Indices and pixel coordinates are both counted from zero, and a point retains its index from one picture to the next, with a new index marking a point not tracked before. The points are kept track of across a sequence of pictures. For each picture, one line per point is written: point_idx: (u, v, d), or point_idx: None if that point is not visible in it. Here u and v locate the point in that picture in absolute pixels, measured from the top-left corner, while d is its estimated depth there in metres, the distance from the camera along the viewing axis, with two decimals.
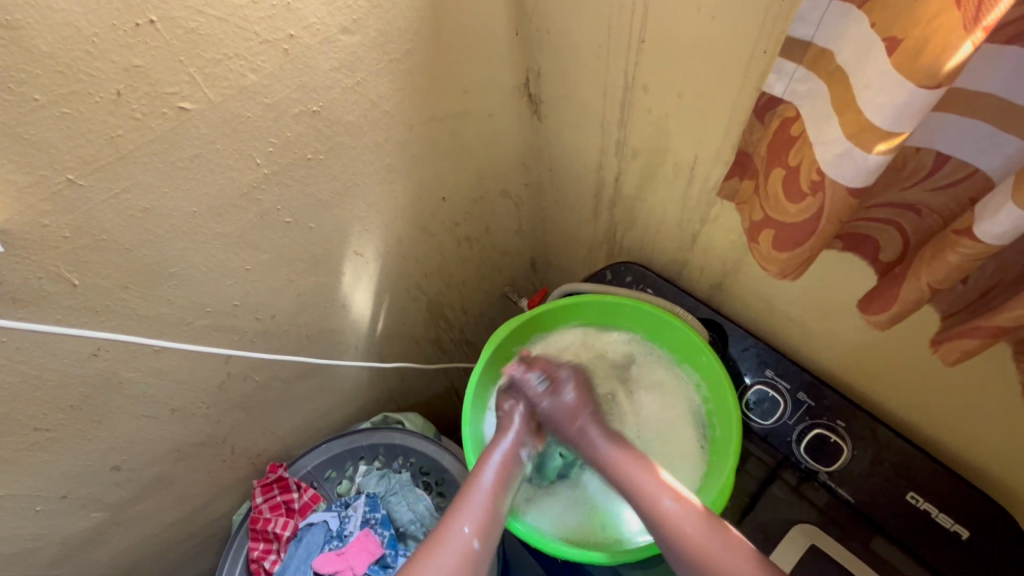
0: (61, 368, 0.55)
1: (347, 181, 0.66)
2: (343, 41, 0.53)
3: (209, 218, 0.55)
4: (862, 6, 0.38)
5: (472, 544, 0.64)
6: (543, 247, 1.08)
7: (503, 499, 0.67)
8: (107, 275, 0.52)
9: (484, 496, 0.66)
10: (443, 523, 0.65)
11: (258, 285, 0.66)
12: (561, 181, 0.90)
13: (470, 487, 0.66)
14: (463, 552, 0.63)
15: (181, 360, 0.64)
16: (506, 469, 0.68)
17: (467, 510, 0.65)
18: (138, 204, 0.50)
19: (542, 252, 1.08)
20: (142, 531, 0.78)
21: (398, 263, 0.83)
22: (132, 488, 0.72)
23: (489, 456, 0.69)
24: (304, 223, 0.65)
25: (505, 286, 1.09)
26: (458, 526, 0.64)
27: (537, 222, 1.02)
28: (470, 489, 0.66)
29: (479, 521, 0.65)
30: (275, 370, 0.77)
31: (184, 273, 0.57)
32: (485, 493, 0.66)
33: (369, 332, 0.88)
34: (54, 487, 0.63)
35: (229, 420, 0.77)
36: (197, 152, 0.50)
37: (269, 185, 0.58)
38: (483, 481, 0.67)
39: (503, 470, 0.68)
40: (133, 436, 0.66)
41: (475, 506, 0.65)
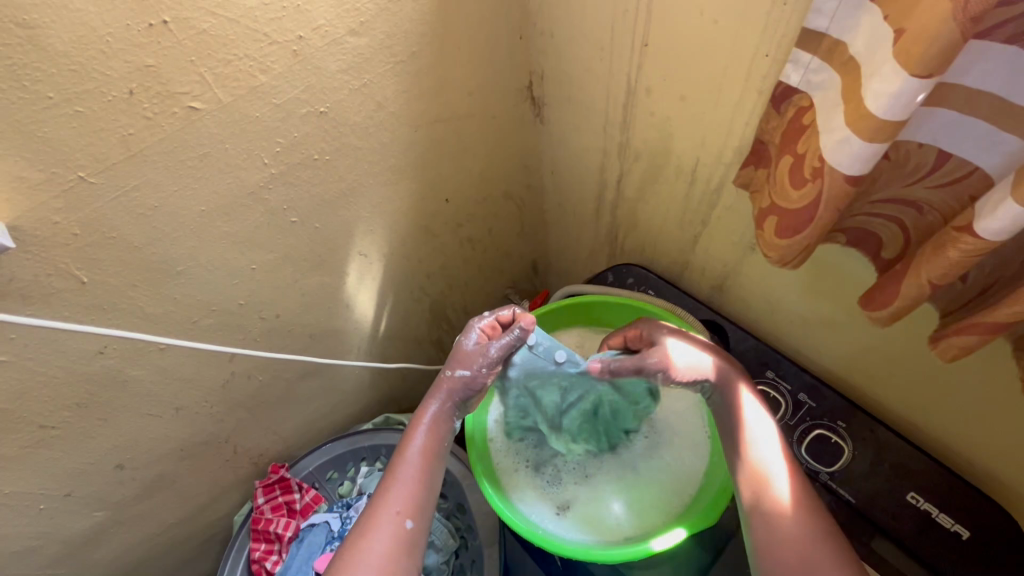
0: (68, 365, 0.55)
1: (353, 182, 0.66)
2: (351, 42, 0.54)
3: (217, 218, 0.56)
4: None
5: (405, 522, 0.58)
6: (545, 249, 1.08)
7: (431, 468, 0.62)
8: (116, 272, 0.52)
9: (414, 464, 0.61)
10: (372, 503, 0.60)
11: (263, 285, 0.66)
12: (563, 182, 0.90)
13: (397, 462, 0.61)
14: (397, 530, 0.57)
15: (186, 359, 0.64)
16: (437, 431, 0.64)
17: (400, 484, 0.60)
18: (147, 203, 0.50)
19: (544, 254, 1.09)
20: (144, 530, 0.78)
21: (402, 264, 0.84)
22: (135, 487, 0.72)
23: (417, 421, 0.64)
24: (309, 223, 0.65)
25: (507, 287, 1.10)
26: (388, 505, 0.59)
27: (540, 224, 1.02)
28: (400, 458, 0.62)
29: (412, 495, 0.60)
30: (279, 370, 0.77)
31: (191, 271, 0.58)
32: (418, 459, 0.62)
33: (371, 332, 0.88)
34: (58, 485, 0.63)
35: (233, 419, 0.77)
36: (206, 152, 0.51)
37: (275, 185, 0.59)
38: (413, 447, 0.63)
39: (434, 434, 0.63)
40: (137, 435, 0.67)
41: (407, 476, 0.61)
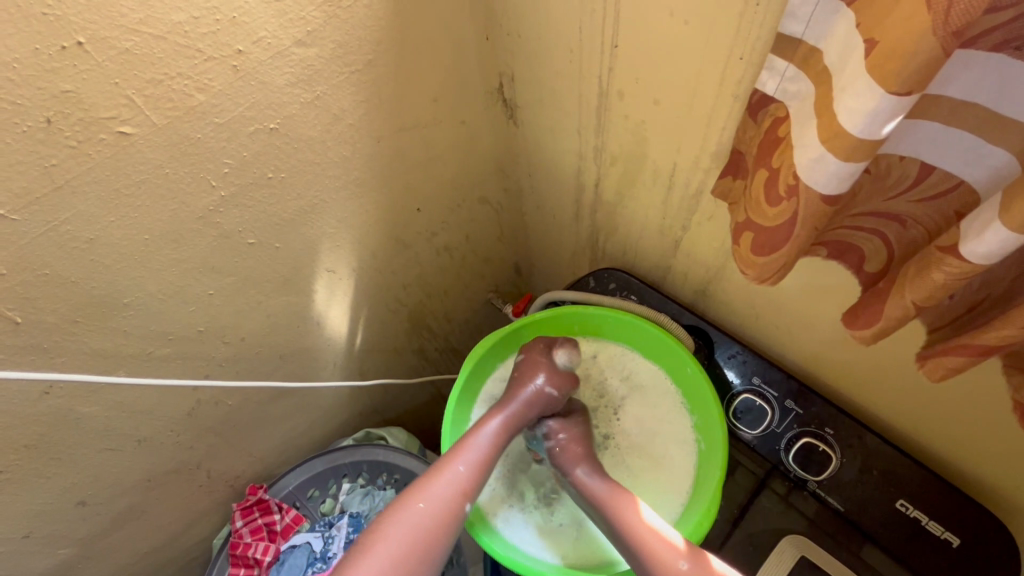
0: (12, 409, 0.52)
1: (314, 198, 0.63)
2: (299, 54, 0.50)
3: (164, 245, 0.53)
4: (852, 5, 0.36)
5: (463, 504, 0.62)
6: (526, 251, 1.05)
7: (496, 457, 0.66)
8: (55, 308, 0.49)
9: (480, 448, 0.65)
10: (432, 472, 0.63)
11: (224, 309, 0.63)
12: (541, 185, 0.87)
13: (467, 442, 0.65)
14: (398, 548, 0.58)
15: (144, 392, 0.61)
16: (506, 426, 0.67)
17: (463, 459, 0.64)
18: (81, 235, 0.47)
19: (526, 256, 1.06)
20: (116, 561, 0.75)
21: (375, 276, 0.81)
22: (100, 521, 0.69)
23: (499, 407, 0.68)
24: (268, 243, 0.62)
25: (490, 292, 1.07)
26: (450, 474, 0.63)
27: (520, 227, 1.00)
28: (469, 440, 0.66)
29: (474, 471, 0.64)
30: (250, 393, 0.74)
31: (141, 302, 0.55)
32: (482, 449, 0.65)
33: (347, 347, 0.85)
34: (15, 527, 0.60)
35: (203, 445, 0.74)
36: (143, 178, 0.47)
37: (227, 208, 0.55)
38: (483, 432, 0.66)
39: (504, 429, 0.67)
40: (96, 471, 0.64)
41: (468, 458, 0.64)
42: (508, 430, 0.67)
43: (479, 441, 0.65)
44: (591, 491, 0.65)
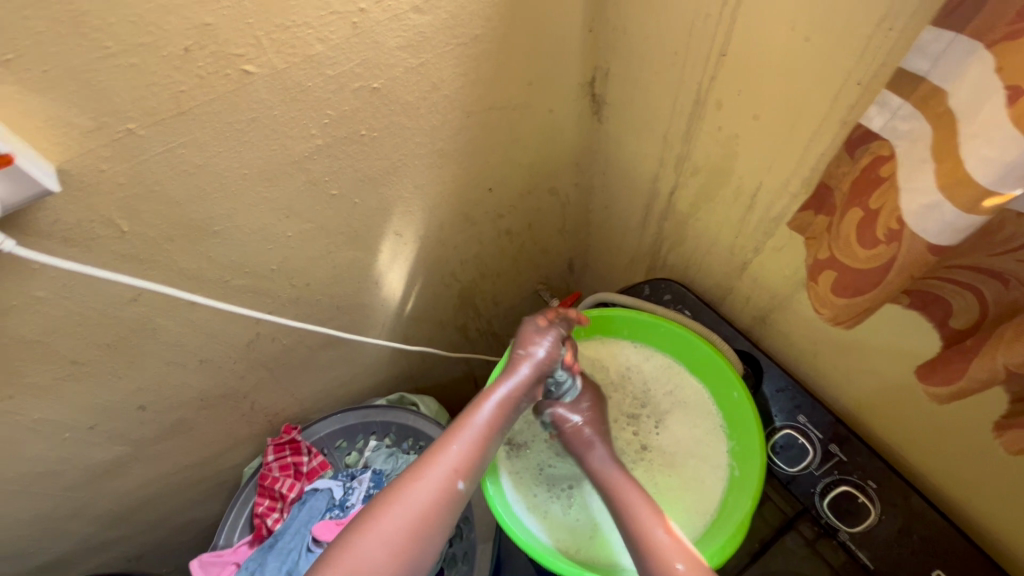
0: (103, 309, 0.56)
1: (398, 161, 0.65)
2: (413, 19, 0.52)
3: (259, 182, 0.56)
4: (993, 46, 0.33)
5: (456, 483, 0.62)
6: (583, 249, 1.05)
7: (494, 439, 0.65)
8: (157, 223, 0.53)
9: (477, 431, 0.64)
10: (425, 457, 0.63)
11: (297, 253, 0.66)
12: (613, 185, 0.87)
13: (461, 424, 0.65)
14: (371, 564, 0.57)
15: (215, 316, 0.65)
16: (506, 406, 0.66)
17: (458, 444, 0.63)
18: (192, 160, 0.50)
19: (581, 254, 1.07)
20: (159, 469, 0.81)
21: (437, 246, 0.83)
22: (154, 429, 0.74)
23: (489, 391, 0.67)
24: (349, 197, 0.64)
25: (540, 283, 1.08)
26: (442, 457, 0.62)
27: (582, 224, 1.00)
28: (465, 424, 0.65)
29: (467, 455, 0.63)
30: (303, 336, 0.78)
31: (228, 233, 0.58)
32: (480, 430, 0.64)
33: (397, 310, 0.88)
34: (83, 417, 0.66)
35: (253, 377, 0.78)
36: (254, 116, 0.50)
37: (320, 157, 0.58)
38: (479, 416, 0.65)
39: (502, 409, 0.66)
40: (159, 381, 0.68)
41: (465, 441, 0.64)
42: (508, 412, 0.66)
43: (476, 423, 0.64)
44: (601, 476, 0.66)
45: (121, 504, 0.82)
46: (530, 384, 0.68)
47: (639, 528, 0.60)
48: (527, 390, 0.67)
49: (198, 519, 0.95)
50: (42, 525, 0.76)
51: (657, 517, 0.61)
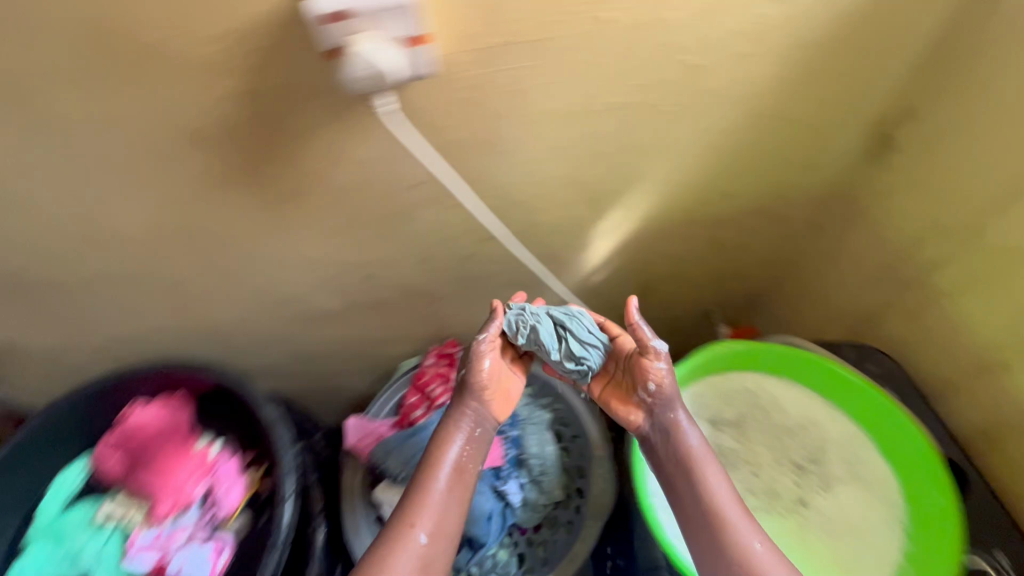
0: (390, 186, 0.65)
1: (669, 139, 0.67)
2: (767, 10, 0.53)
3: (554, 119, 0.61)
4: None
5: (418, 538, 0.59)
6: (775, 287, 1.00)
7: (466, 479, 0.64)
8: (467, 130, 0.59)
9: (448, 470, 0.63)
10: (388, 527, 0.60)
11: (542, 192, 0.71)
12: (852, 232, 0.81)
13: (421, 488, 0.62)
14: None
15: (456, 222, 0.73)
16: (472, 449, 0.66)
17: (431, 491, 0.62)
18: (522, 83, 0.56)
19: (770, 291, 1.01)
20: (348, 332, 0.93)
21: (650, 230, 0.84)
22: (364, 297, 0.86)
23: (450, 436, 0.66)
24: (611, 157, 0.68)
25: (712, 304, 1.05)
26: (409, 520, 0.60)
27: (788, 261, 0.95)
28: (428, 477, 0.63)
29: (434, 512, 0.61)
30: (504, 267, 0.84)
31: (506, 156, 0.64)
32: (447, 474, 0.63)
33: (584, 278, 0.91)
34: (327, 267, 0.77)
35: (451, 286, 0.87)
36: (589, 60, 0.55)
37: (612, 113, 0.61)
38: (448, 455, 0.64)
39: (473, 447, 0.66)
40: (391, 259, 0.79)
41: (434, 498, 0.61)
42: (477, 454, 0.66)
43: (445, 465, 0.63)
44: (683, 442, 0.63)
45: (306, 351, 0.96)
46: (478, 412, 0.68)
47: (722, 515, 0.59)
48: (484, 424, 0.67)
49: (345, 392, 1.08)
50: (252, 343, 0.90)
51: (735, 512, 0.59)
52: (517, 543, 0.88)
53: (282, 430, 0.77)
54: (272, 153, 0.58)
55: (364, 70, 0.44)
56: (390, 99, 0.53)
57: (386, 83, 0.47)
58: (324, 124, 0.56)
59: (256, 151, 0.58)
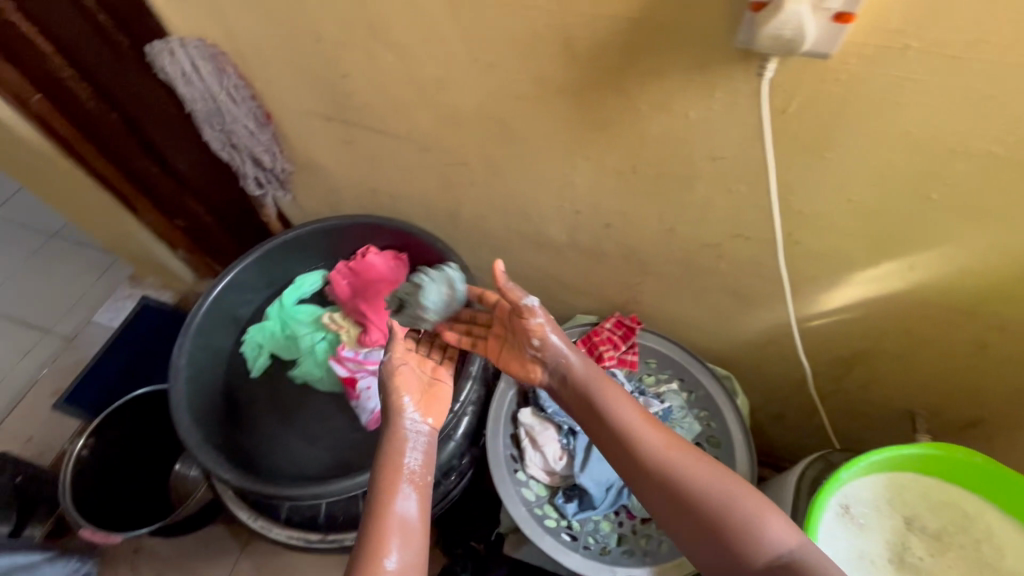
0: (694, 149, 0.66)
1: (1015, 212, 0.59)
2: None
3: (903, 146, 0.57)
4: None
5: (402, 502, 0.57)
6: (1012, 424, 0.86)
7: (423, 451, 0.63)
8: (807, 122, 0.59)
9: (405, 460, 0.61)
10: (373, 484, 0.59)
11: (830, 214, 0.68)
12: None
13: (383, 456, 0.61)
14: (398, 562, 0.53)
15: (724, 208, 0.73)
16: (421, 418, 0.66)
17: (399, 460, 0.61)
18: (900, 97, 0.53)
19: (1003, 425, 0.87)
20: (552, 268, 0.98)
21: (911, 301, 0.76)
22: (588, 243, 0.89)
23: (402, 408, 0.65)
24: (932, 208, 0.62)
25: (922, 408, 0.92)
26: (382, 484, 0.58)
27: None
28: (383, 457, 0.61)
29: (406, 477, 0.59)
30: (734, 271, 0.82)
31: (824, 164, 0.62)
32: (411, 458, 0.62)
33: (804, 317, 0.85)
34: (581, 203, 0.82)
35: (671, 267, 0.87)
36: (994, 96, 0.50)
37: (973, 161, 0.56)
38: (401, 449, 0.62)
39: (421, 419, 0.66)
40: (638, 218, 0.80)
41: (396, 469, 0.60)
42: (426, 422, 0.66)
43: (398, 448, 0.62)
44: (576, 379, 0.68)
45: (507, 269, 1.03)
46: (412, 385, 0.68)
47: (726, 507, 0.56)
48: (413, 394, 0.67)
49: None
50: (474, 241, 1.00)
51: (730, 499, 0.56)
52: (621, 524, 0.88)
53: None
54: (617, 81, 0.62)
55: (791, 35, 0.47)
56: (776, 66, 0.53)
57: (794, 53, 0.49)
58: (681, 70, 0.58)
59: (606, 74, 0.62)
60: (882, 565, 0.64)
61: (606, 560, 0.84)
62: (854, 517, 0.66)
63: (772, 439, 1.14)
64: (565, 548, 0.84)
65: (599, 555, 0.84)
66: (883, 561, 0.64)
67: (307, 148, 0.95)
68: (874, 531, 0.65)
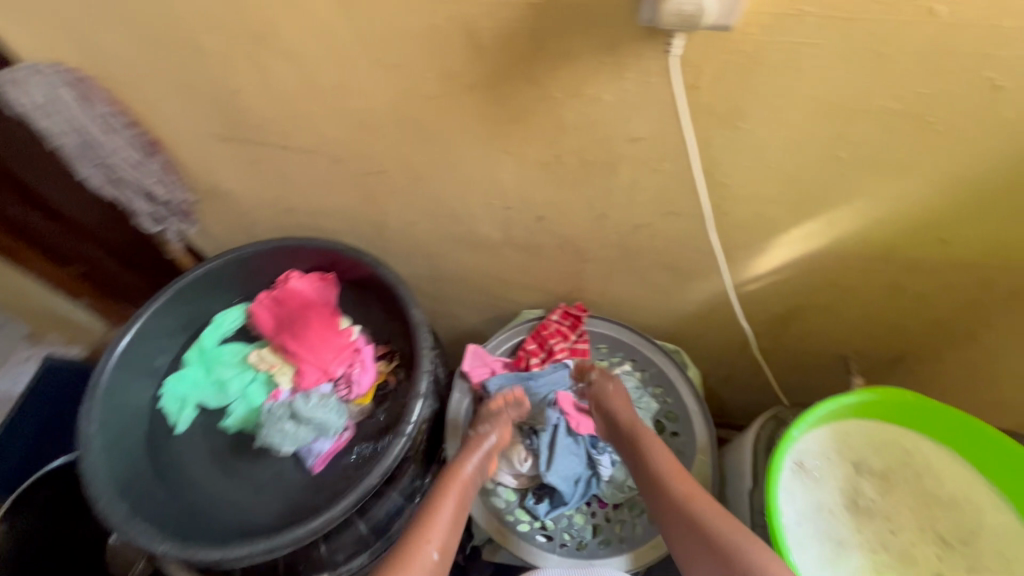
0: (615, 133, 0.65)
1: (914, 161, 0.62)
2: None
3: (809, 109, 0.59)
4: None
5: (431, 552, 0.70)
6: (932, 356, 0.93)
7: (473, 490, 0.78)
8: (720, 94, 0.59)
9: (456, 493, 0.76)
10: (414, 528, 0.72)
11: (751, 182, 0.69)
12: None
13: (442, 488, 0.77)
14: None
15: (651, 188, 0.73)
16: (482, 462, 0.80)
17: (448, 497, 0.76)
18: (801, 62, 0.54)
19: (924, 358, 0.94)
20: (491, 267, 0.96)
21: (834, 256, 0.79)
22: (524, 238, 0.87)
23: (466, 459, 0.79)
24: (842, 166, 0.65)
25: (852, 352, 0.98)
26: (424, 530, 0.72)
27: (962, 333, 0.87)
28: (450, 483, 0.77)
29: (439, 531, 0.72)
30: (669, 248, 0.83)
31: (740, 134, 0.63)
32: (458, 489, 0.77)
33: (739, 283, 0.87)
34: (510, 198, 0.79)
35: (608, 252, 0.87)
36: (885, 53, 0.52)
37: (874, 117, 0.58)
38: (464, 475, 0.78)
39: (480, 467, 0.80)
40: (569, 208, 0.79)
41: (449, 506, 0.75)
42: (484, 467, 0.80)
43: (460, 482, 0.77)
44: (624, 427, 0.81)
45: (446, 274, 0.99)
46: (478, 444, 0.81)
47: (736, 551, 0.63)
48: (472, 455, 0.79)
49: (460, 324, 1.12)
50: (407, 250, 0.95)
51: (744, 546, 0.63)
52: (593, 515, 0.87)
53: (425, 336, 0.83)
54: (528, 70, 0.60)
55: (694, 8, 0.46)
56: (681, 43, 0.53)
57: (698, 28, 0.49)
58: (590, 54, 0.57)
59: (516, 64, 0.59)
60: (838, 511, 0.67)
61: (584, 555, 0.83)
62: (806, 470, 0.68)
63: (724, 402, 1.18)
64: (541, 550, 0.83)
65: (576, 551, 0.83)
66: (837, 507, 0.67)
67: (208, 172, 0.87)
68: (826, 480, 0.68)
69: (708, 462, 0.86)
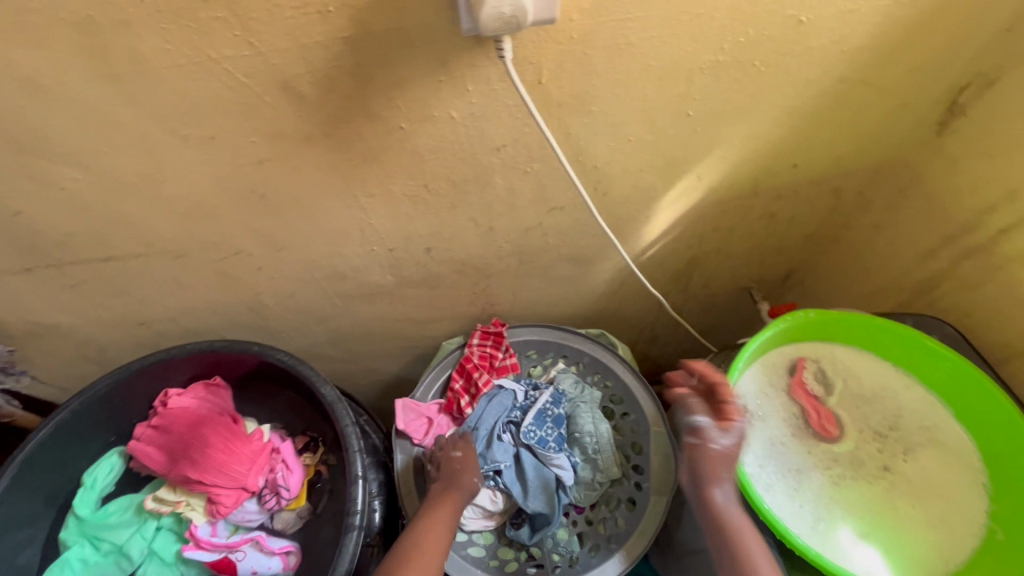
0: (476, 147, 0.62)
1: (753, 104, 0.66)
2: None
3: (650, 79, 0.60)
4: None
5: None
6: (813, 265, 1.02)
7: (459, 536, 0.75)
8: (565, 85, 0.58)
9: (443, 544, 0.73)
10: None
11: (620, 159, 0.69)
12: (905, 207, 0.82)
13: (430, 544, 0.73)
14: None
15: (527, 190, 0.71)
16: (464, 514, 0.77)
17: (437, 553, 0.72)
18: (629, 37, 0.54)
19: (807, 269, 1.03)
20: (394, 312, 0.89)
21: (712, 203, 0.83)
22: (418, 274, 0.82)
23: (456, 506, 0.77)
24: (694, 124, 0.67)
25: (751, 282, 1.05)
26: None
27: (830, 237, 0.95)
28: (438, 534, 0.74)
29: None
30: (564, 241, 0.82)
31: (595, 118, 0.63)
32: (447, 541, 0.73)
33: (638, 253, 0.89)
34: (390, 239, 0.73)
35: (507, 262, 0.84)
36: (700, 13, 0.54)
37: (708, 73, 0.61)
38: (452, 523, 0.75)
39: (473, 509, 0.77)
40: (454, 230, 0.75)
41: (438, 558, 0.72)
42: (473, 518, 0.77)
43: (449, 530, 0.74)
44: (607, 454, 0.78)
45: (348, 334, 0.91)
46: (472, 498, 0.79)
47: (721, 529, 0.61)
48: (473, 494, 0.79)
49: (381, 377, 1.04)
50: (297, 323, 0.86)
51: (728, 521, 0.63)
52: (576, 523, 0.85)
53: (345, 411, 0.73)
54: (363, 108, 0.55)
55: (511, 8, 0.44)
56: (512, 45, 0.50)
57: (522, 27, 0.46)
58: (424, 76, 0.53)
59: (347, 104, 0.54)
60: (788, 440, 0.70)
61: (579, 570, 0.80)
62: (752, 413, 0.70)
63: (659, 362, 1.22)
64: None
65: (571, 569, 0.80)
66: (787, 436, 0.70)
67: (22, 310, 0.72)
68: (770, 416, 0.71)
69: (665, 432, 0.85)
